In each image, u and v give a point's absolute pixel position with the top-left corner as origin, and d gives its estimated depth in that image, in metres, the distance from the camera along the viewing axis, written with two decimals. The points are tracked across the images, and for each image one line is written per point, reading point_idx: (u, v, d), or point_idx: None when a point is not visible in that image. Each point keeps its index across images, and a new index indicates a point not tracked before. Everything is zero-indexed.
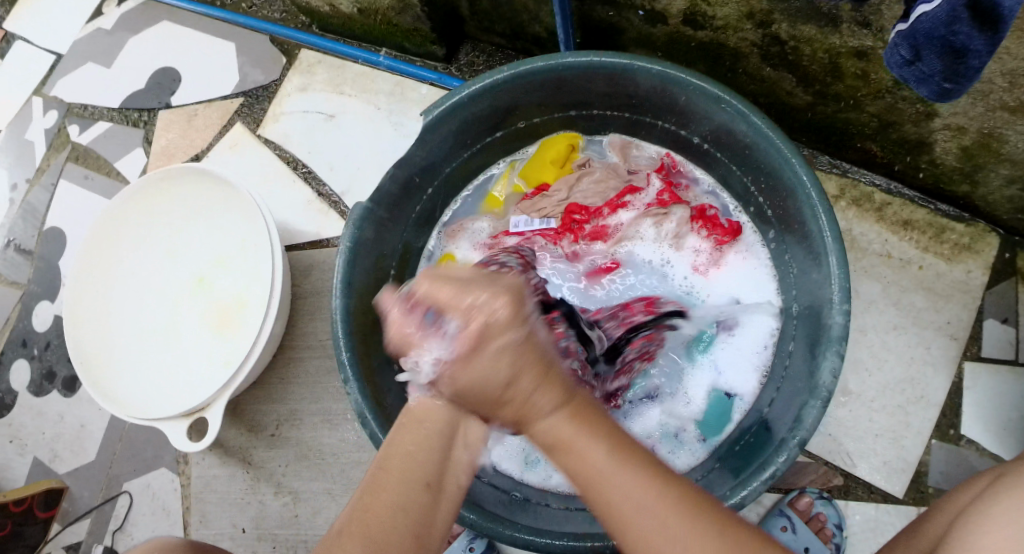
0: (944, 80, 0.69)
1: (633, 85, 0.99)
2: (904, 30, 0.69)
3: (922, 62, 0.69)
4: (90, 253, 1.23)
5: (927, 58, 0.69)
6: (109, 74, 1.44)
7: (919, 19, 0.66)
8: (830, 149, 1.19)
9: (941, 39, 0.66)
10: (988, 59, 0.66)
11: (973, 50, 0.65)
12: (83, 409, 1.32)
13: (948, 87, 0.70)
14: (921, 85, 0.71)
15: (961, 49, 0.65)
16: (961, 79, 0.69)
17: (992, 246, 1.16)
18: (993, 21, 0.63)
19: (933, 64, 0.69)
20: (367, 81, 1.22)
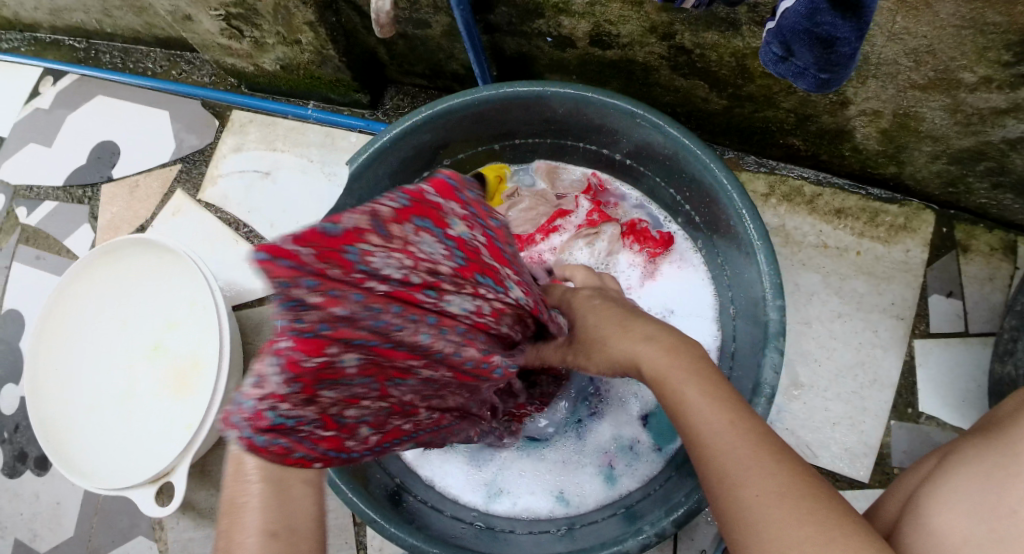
0: (820, 72, 0.71)
1: (550, 111, 1.01)
2: (774, 28, 0.72)
3: (796, 57, 0.71)
4: (44, 329, 1.24)
5: (799, 52, 0.70)
6: (50, 153, 1.45)
7: (786, 14, 0.69)
8: (754, 149, 1.21)
9: (806, 31, 0.68)
10: (858, 44, 0.67)
11: (840, 37, 0.66)
12: (58, 486, 1.32)
13: (825, 77, 0.71)
14: (800, 79, 0.73)
15: (828, 38, 0.67)
16: (835, 69, 0.70)
17: (928, 223, 1.18)
18: (852, 8, 0.64)
19: (806, 57, 0.70)
20: (298, 136, 1.24)
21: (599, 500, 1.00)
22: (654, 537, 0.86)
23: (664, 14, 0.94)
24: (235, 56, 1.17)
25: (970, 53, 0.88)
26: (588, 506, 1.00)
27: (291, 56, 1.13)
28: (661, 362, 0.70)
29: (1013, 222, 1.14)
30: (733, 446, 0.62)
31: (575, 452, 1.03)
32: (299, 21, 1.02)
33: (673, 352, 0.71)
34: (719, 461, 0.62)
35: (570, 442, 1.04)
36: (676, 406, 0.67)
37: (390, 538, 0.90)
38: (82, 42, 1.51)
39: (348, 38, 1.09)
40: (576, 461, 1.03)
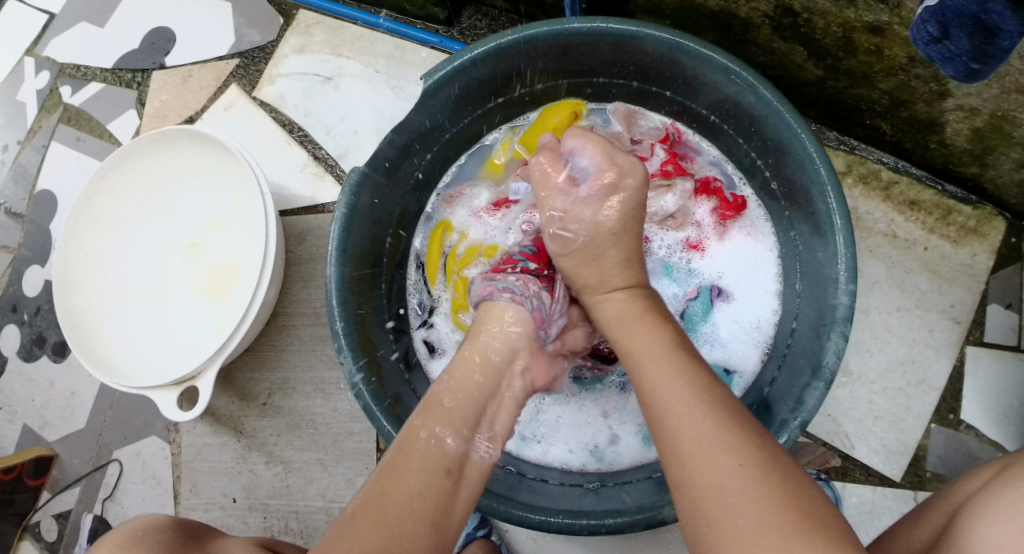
0: (972, 60, 0.67)
1: (640, 53, 0.96)
2: (932, 7, 0.66)
3: (950, 40, 0.67)
4: (81, 218, 1.20)
5: (956, 36, 0.66)
6: (103, 33, 1.40)
7: None
8: (838, 125, 1.16)
9: (971, 17, 0.63)
10: (1019, 40, 0.63)
11: (1004, 30, 0.62)
12: (73, 375, 1.30)
13: (976, 66, 0.67)
14: (948, 64, 0.69)
15: (992, 28, 0.63)
16: (989, 60, 0.66)
17: (999, 231, 1.14)
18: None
19: (961, 42, 0.66)
20: (366, 44, 1.19)
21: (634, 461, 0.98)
22: None
23: None
24: None
25: None
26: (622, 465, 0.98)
27: None
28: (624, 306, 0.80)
29: None
30: (716, 466, 0.64)
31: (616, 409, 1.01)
32: None
33: (683, 345, 0.74)
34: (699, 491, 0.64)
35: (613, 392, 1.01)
36: (667, 428, 0.68)
37: None
38: None
39: None
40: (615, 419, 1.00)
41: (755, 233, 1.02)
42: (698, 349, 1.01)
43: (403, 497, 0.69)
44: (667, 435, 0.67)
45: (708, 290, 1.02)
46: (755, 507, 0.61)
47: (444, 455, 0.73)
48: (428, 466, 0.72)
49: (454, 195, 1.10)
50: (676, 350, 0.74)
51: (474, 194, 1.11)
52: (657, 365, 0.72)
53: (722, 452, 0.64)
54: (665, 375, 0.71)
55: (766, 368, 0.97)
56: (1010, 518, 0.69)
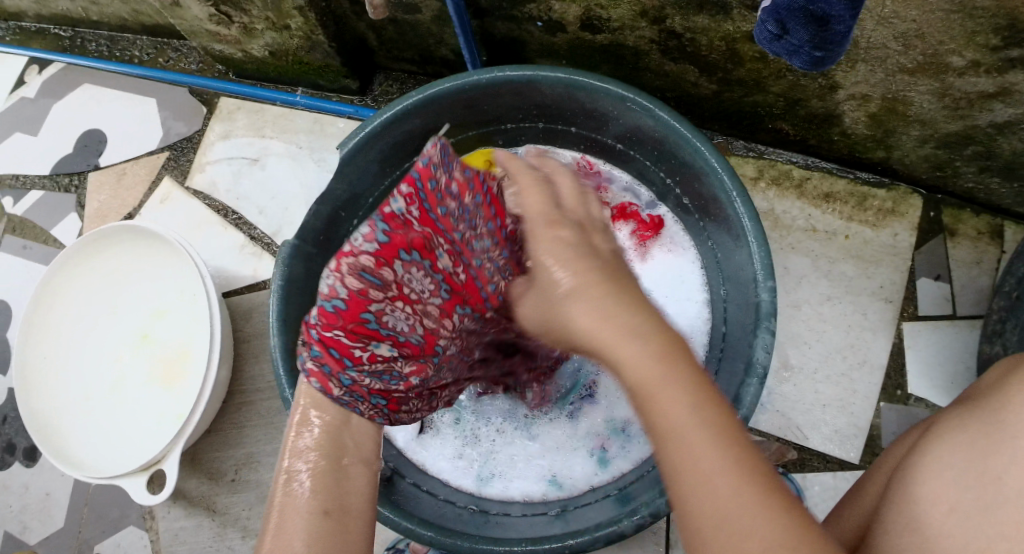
0: (814, 49, 0.72)
1: (540, 94, 1.01)
2: (768, 7, 0.73)
3: (790, 34, 0.72)
4: (35, 321, 1.22)
5: (793, 30, 0.71)
6: (37, 141, 1.44)
7: None
8: (743, 134, 1.22)
9: (800, 9, 0.68)
10: (852, 23, 0.68)
11: (834, 16, 0.67)
12: (47, 477, 1.31)
13: (820, 54, 0.72)
14: (795, 56, 0.74)
15: (823, 16, 0.68)
16: (830, 46, 0.71)
17: (916, 208, 1.19)
18: None
19: (800, 35, 0.71)
20: (286, 123, 1.23)
21: (591, 483, 1.01)
22: (648, 516, 0.85)
23: None
24: (224, 42, 1.18)
25: (957, 36, 0.89)
26: (580, 489, 1.01)
27: (280, 42, 1.13)
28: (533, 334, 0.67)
29: (1000, 206, 1.16)
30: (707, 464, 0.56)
31: (567, 435, 1.05)
32: (288, 6, 1.03)
33: (668, 357, 0.59)
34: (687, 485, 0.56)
35: (562, 420, 1.06)
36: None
37: (383, 522, 0.90)
38: (68, 30, 1.49)
39: (338, 23, 1.10)
40: (567, 445, 1.04)
41: (676, 248, 1.07)
42: None
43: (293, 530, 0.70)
44: (665, 439, 0.57)
45: None
46: (764, 518, 0.54)
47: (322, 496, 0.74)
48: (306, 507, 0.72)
49: None
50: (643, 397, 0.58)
51: None
52: (607, 330, 0.61)
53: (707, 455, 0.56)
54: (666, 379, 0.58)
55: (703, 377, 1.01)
56: (948, 477, 0.71)
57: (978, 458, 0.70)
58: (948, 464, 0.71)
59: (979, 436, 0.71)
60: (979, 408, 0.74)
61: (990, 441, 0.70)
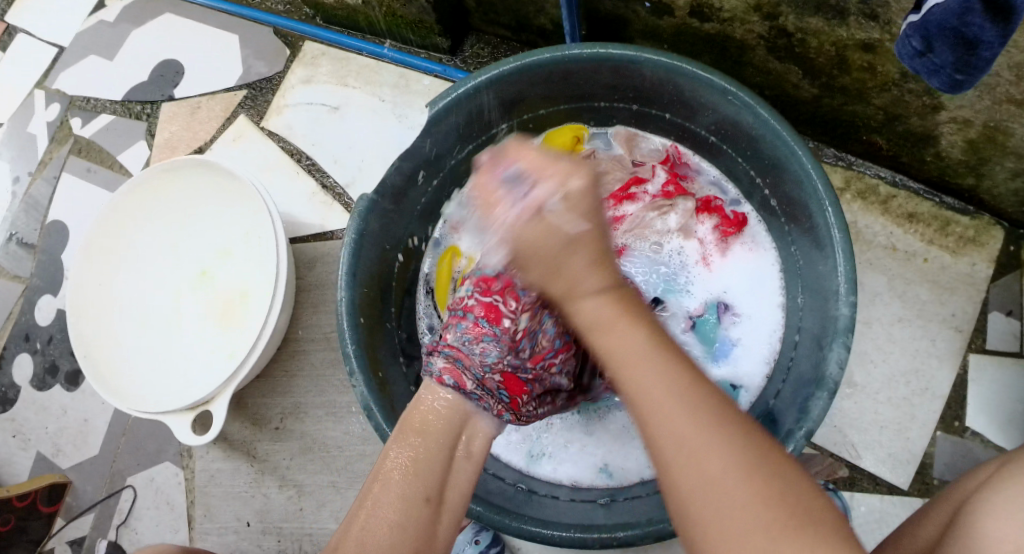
0: (955, 72, 0.68)
1: (639, 77, 0.98)
2: (916, 21, 0.69)
3: (934, 53, 0.69)
4: (94, 246, 1.23)
5: (939, 50, 0.68)
6: (112, 66, 1.44)
7: (931, 10, 0.66)
8: (836, 142, 1.18)
9: (952, 29, 0.65)
10: (1001, 50, 0.66)
11: (984, 41, 0.65)
12: (87, 403, 1.32)
13: (960, 79, 0.69)
14: (933, 77, 0.70)
15: (973, 40, 0.65)
16: (972, 71, 0.68)
17: (998, 239, 1.16)
18: (1006, 13, 0.62)
19: (945, 55, 0.68)
20: (370, 74, 1.22)
21: (642, 477, 1.00)
22: None
23: None
24: None
25: None
26: (631, 481, 0.99)
27: None
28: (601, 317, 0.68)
29: None
30: (694, 445, 0.59)
31: (624, 422, 1.03)
32: None
33: (661, 343, 0.66)
34: (694, 457, 0.59)
35: (623, 408, 1.03)
36: (666, 435, 0.60)
37: None
38: None
39: None
40: (622, 433, 1.03)
41: (757, 250, 1.04)
42: (707, 364, 1.03)
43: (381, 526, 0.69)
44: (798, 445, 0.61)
45: (715, 305, 1.04)
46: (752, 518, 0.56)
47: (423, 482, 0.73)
48: (406, 494, 0.72)
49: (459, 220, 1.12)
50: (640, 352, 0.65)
51: None
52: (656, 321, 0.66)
53: (706, 434, 0.59)
54: (647, 362, 0.64)
55: (770, 384, 0.99)
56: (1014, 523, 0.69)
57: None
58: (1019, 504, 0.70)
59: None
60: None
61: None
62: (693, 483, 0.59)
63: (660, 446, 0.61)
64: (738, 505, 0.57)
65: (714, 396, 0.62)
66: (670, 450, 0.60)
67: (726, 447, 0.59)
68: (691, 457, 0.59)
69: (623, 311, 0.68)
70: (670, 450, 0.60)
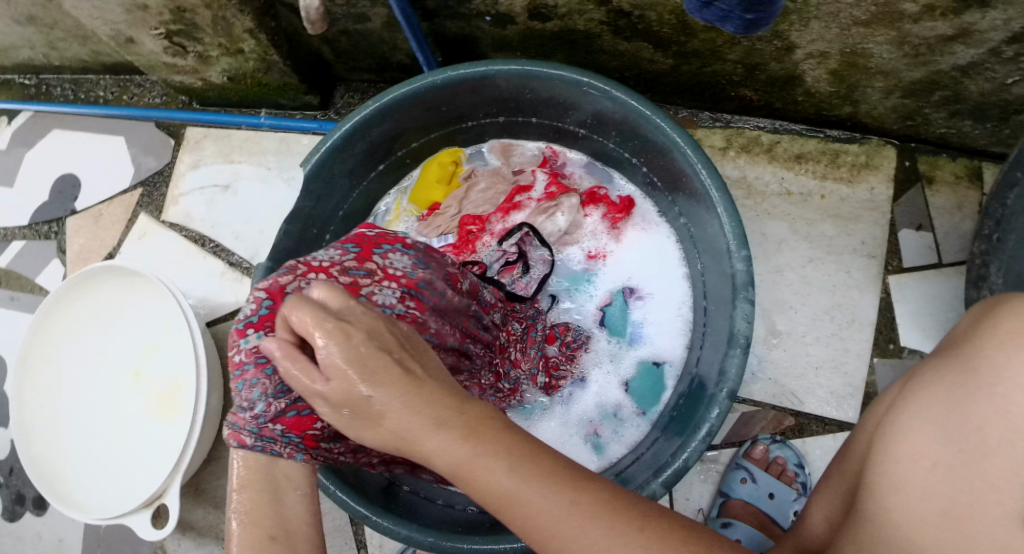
0: (745, 13, 0.67)
1: (496, 89, 1.00)
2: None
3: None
4: (27, 368, 1.23)
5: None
6: (13, 192, 1.45)
7: None
8: (707, 104, 1.20)
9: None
10: None
11: None
12: (59, 523, 1.32)
13: (751, 17, 0.68)
14: (726, 22, 0.70)
15: None
16: (761, 8, 0.67)
17: (890, 159, 1.18)
18: None
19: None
20: (253, 145, 1.24)
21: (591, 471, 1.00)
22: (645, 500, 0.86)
23: None
24: (183, 72, 1.18)
25: None
26: None
27: (236, 66, 1.13)
28: (460, 455, 0.56)
29: (976, 148, 1.15)
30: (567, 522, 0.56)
31: (561, 424, 1.03)
32: (239, 30, 1.03)
33: (531, 457, 0.58)
34: (513, 513, 0.57)
35: (555, 408, 1.03)
36: (507, 505, 0.57)
37: (385, 532, 0.90)
38: (31, 78, 1.49)
39: (290, 41, 1.10)
40: (562, 435, 1.02)
41: (650, 229, 1.06)
42: (627, 350, 1.04)
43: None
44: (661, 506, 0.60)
45: (620, 292, 1.06)
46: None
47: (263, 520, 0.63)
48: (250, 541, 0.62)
49: None
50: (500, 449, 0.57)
51: None
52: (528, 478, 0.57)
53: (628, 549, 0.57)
54: (566, 490, 0.57)
55: (689, 353, 1.01)
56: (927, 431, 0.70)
57: (956, 408, 0.69)
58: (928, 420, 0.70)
59: (958, 386, 0.70)
60: (961, 361, 0.72)
61: (970, 387, 0.69)
62: (550, 529, 0.57)
63: (526, 523, 0.57)
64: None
65: (607, 494, 0.58)
66: (517, 524, 0.57)
67: (581, 522, 0.57)
68: (502, 508, 0.57)
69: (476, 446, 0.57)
70: (540, 520, 0.57)
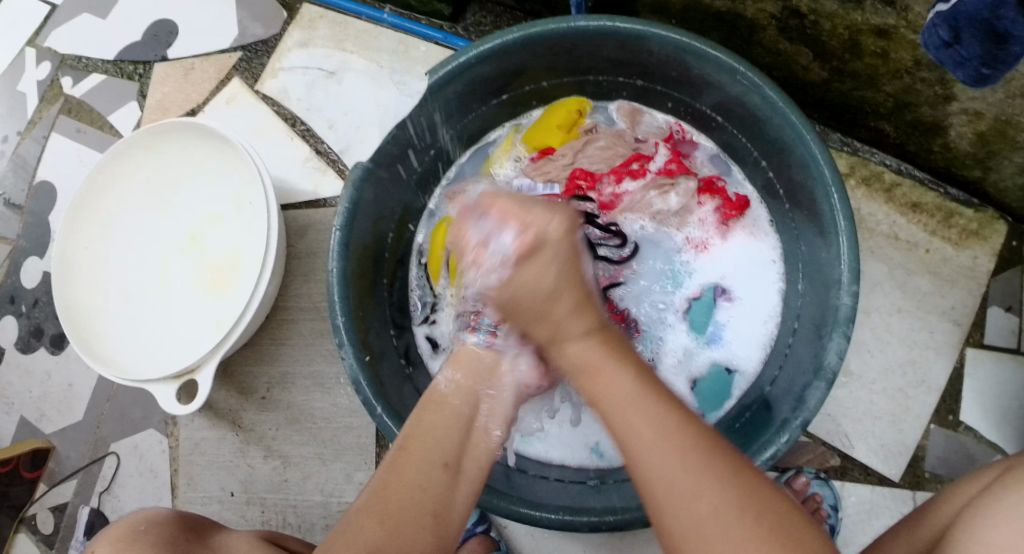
0: (982, 66, 0.67)
1: (645, 52, 0.95)
2: (944, 10, 0.67)
3: (961, 45, 0.67)
4: (80, 208, 1.19)
5: (967, 41, 0.67)
6: (105, 24, 1.39)
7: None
8: (841, 127, 1.16)
9: (983, 22, 0.64)
10: None
11: (1015, 36, 0.63)
12: (72, 367, 1.30)
13: (986, 72, 0.68)
14: (959, 70, 0.69)
15: (1004, 34, 0.64)
16: (999, 65, 0.67)
17: (1000, 234, 1.14)
18: None
19: (972, 47, 0.66)
20: (369, 39, 1.19)
21: None
22: None
23: None
24: None
25: None
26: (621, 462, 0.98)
27: None
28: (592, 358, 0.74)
29: None
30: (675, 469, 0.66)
31: None
32: None
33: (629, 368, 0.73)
34: (636, 450, 0.68)
35: None
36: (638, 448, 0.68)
37: None
38: None
39: None
40: None
41: (758, 235, 1.03)
42: (703, 349, 1.02)
43: (404, 485, 0.72)
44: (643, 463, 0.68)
45: (711, 290, 1.03)
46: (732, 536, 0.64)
47: (442, 446, 0.75)
48: (426, 460, 0.73)
49: (456, 190, 1.08)
50: (644, 392, 0.71)
51: (475, 189, 1.07)
52: (621, 394, 0.71)
53: (690, 470, 0.66)
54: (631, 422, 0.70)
55: (765, 371, 0.98)
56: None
57: None
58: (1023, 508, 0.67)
59: None
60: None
61: None
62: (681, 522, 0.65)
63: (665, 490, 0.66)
64: (732, 531, 0.64)
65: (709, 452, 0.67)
66: (637, 462, 0.68)
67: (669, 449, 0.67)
68: (625, 441, 0.70)
69: (608, 353, 0.74)
70: (653, 465, 0.67)
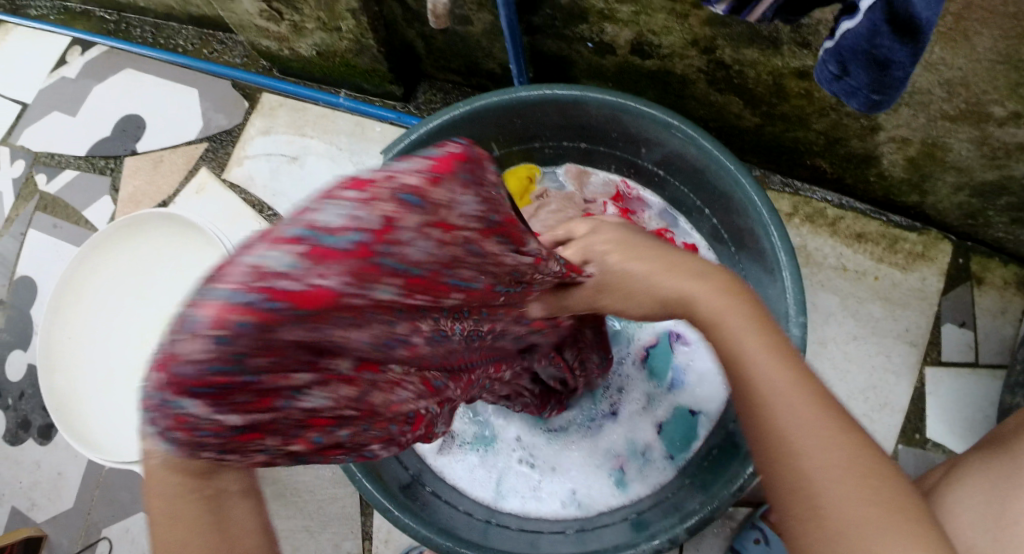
0: (872, 92, 0.71)
1: (585, 115, 1.01)
2: (831, 47, 0.71)
3: (850, 75, 0.72)
4: (61, 300, 1.23)
5: (854, 72, 0.71)
6: (74, 121, 1.45)
7: (844, 35, 0.68)
8: (781, 169, 1.23)
9: (865, 52, 0.68)
10: (911, 69, 0.68)
11: (896, 61, 0.67)
12: (60, 456, 1.32)
13: (877, 98, 0.72)
14: (852, 97, 0.73)
15: (885, 61, 0.67)
16: (889, 90, 0.71)
17: (946, 253, 1.19)
18: (913, 34, 0.65)
19: (861, 77, 0.71)
20: (327, 123, 1.25)
21: (609, 505, 1.01)
22: (667, 543, 0.85)
23: (708, 27, 0.95)
24: (271, 38, 1.17)
25: (1003, 87, 0.89)
26: (597, 510, 1.01)
27: (328, 43, 1.13)
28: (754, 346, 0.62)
29: None
30: (820, 445, 0.57)
31: (588, 452, 1.05)
32: (341, 7, 1.02)
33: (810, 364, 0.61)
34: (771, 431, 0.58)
35: (583, 441, 1.06)
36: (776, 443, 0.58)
37: (404, 528, 0.90)
38: (113, 14, 1.50)
39: (388, 28, 1.11)
40: (588, 464, 1.05)
41: None
42: (664, 393, 1.06)
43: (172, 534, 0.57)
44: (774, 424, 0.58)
45: (667, 337, 1.08)
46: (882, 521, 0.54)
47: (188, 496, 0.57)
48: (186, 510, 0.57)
49: None
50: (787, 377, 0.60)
51: None
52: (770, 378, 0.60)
53: (831, 451, 0.56)
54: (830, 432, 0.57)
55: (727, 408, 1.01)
56: (967, 516, 0.71)
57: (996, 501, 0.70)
58: (967, 506, 0.72)
59: (1000, 478, 0.72)
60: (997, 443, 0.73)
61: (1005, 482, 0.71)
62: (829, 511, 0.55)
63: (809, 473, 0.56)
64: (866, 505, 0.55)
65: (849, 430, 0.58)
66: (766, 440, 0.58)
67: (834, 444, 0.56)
68: (771, 433, 0.58)
69: (757, 328, 0.64)
70: (795, 438, 0.57)
